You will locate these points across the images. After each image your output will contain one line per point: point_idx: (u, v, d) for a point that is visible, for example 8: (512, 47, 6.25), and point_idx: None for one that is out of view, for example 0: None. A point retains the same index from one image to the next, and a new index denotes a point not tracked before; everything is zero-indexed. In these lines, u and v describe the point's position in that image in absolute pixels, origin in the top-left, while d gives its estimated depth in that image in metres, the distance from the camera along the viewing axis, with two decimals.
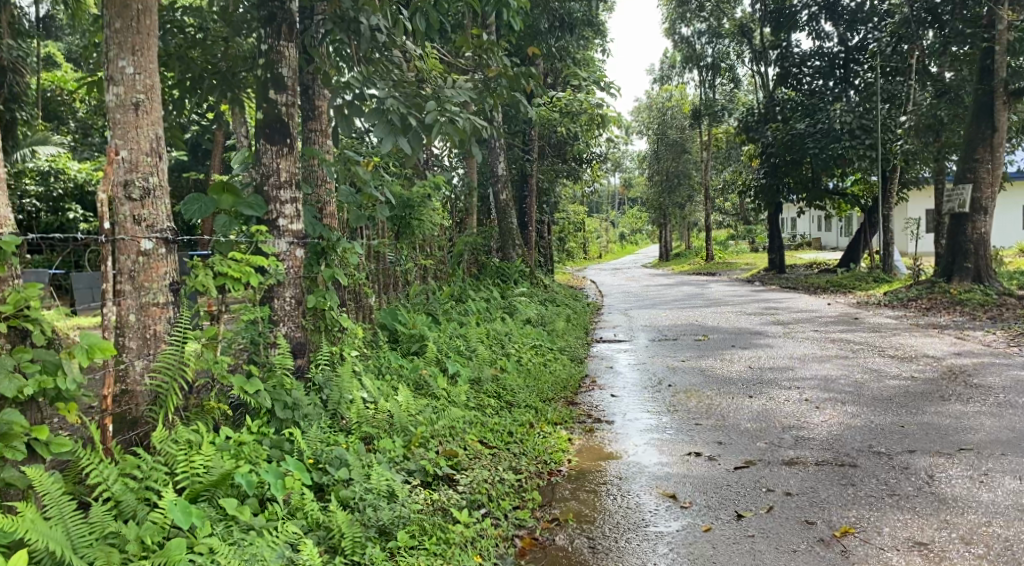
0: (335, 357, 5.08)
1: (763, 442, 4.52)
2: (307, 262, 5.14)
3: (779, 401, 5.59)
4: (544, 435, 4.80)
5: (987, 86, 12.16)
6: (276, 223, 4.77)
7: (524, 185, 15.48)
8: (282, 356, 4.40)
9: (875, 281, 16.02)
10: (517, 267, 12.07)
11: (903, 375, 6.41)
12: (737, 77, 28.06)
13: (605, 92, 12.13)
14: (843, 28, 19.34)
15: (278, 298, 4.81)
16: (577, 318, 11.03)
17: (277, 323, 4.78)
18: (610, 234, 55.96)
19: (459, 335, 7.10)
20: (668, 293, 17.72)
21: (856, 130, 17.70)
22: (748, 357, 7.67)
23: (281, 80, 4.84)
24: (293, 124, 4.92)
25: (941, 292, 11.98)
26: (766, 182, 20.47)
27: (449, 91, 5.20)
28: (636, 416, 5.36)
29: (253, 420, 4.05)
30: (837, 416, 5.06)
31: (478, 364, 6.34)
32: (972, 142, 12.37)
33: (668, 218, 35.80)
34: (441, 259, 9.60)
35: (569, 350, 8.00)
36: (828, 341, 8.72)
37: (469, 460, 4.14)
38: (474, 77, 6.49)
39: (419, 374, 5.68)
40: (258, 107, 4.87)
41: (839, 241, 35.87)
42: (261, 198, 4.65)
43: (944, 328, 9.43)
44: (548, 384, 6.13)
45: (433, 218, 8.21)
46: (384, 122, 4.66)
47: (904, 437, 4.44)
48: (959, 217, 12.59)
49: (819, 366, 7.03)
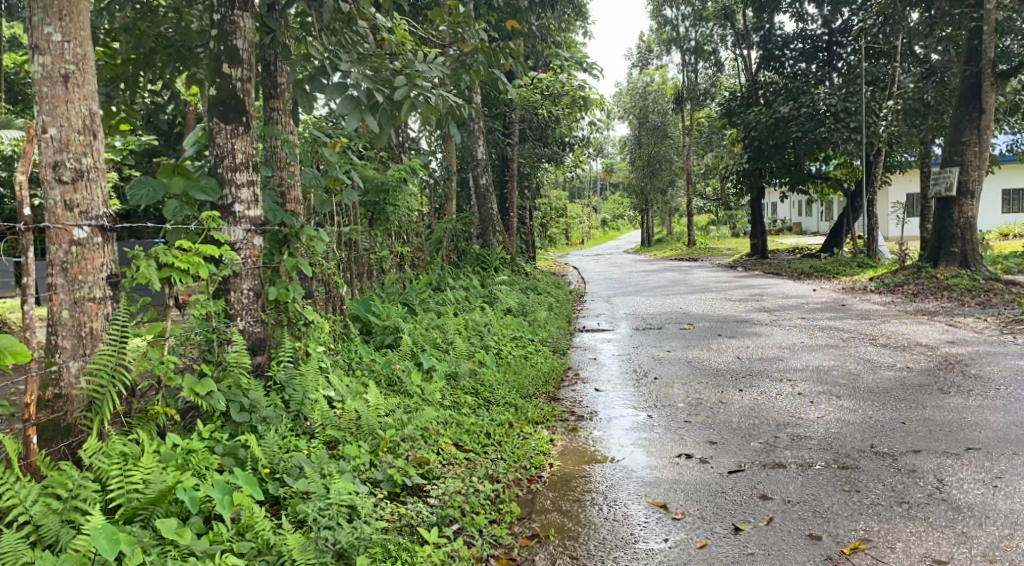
0: (299, 354, 4.76)
1: (758, 442, 4.24)
2: (267, 251, 4.77)
3: (770, 395, 5.31)
4: (523, 436, 4.49)
5: (974, 67, 11.95)
6: (231, 210, 4.38)
7: (505, 169, 15.08)
8: (238, 353, 4.03)
9: (860, 267, 15.87)
10: (497, 254, 11.71)
11: (897, 365, 6.18)
12: (721, 61, 27.76)
13: (588, 73, 11.76)
14: (827, 10, 19.05)
15: (234, 291, 4.41)
16: (559, 306, 10.73)
17: (233, 317, 4.40)
18: (592, 219, 55.78)
19: (436, 326, 6.76)
20: (651, 279, 17.46)
21: (839, 112, 17.38)
22: (736, 347, 7.39)
23: (236, 53, 4.40)
24: (250, 101, 4.48)
25: (928, 277, 11.83)
26: (750, 167, 20.22)
27: (421, 65, 4.80)
28: (621, 412, 5.06)
29: (205, 425, 3.72)
30: (833, 411, 4.81)
31: (455, 358, 6.00)
32: (959, 125, 12.17)
33: (650, 203, 35.58)
34: (419, 246, 9.23)
35: (551, 341, 7.69)
36: (817, 329, 8.47)
37: (442, 467, 3.82)
38: (449, 53, 6.10)
39: (391, 369, 5.35)
40: (211, 82, 4.44)
41: (820, 226, 35.98)
42: (215, 181, 4.25)
43: (934, 315, 9.25)
44: (529, 379, 5.81)
45: (409, 204, 8.06)
46: (348, 99, 4.25)
47: (906, 435, 4.19)
48: (946, 200, 12.42)
49: (810, 356, 6.77)
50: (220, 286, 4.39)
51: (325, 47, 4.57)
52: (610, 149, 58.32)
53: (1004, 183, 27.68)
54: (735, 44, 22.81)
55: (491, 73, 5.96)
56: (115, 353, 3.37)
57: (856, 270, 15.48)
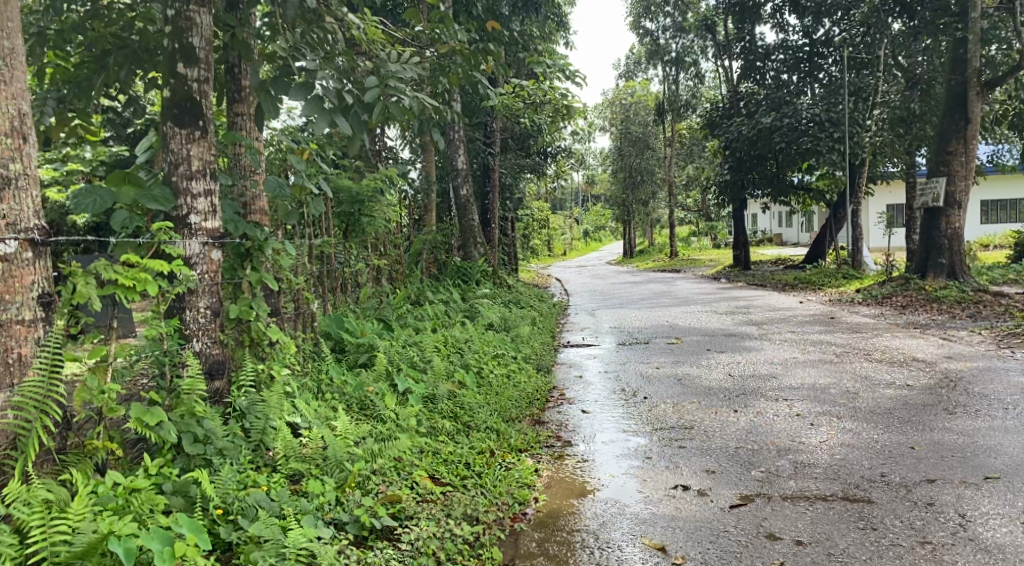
0: (263, 378, 4.41)
1: (758, 471, 3.94)
2: (228, 266, 4.39)
3: (767, 417, 5.02)
4: (505, 466, 4.15)
5: (960, 76, 11.85)
6: (187, 221, 4.01)
7: (486, 179, 14.80)
8: (193, 377, 3.65)
9: (845, 278, 15.73)
10: (479, 266, 11.38)
11: (898, 382, 5.92)
12: (702, 72, 27.75)
13: (571, 81, 11.50)
14: (808, 21, 19.05)
15: (190, 309, 4.04)
16: (543, 321, 10.41)
17: (186, 339, 4.02)
18: (573, 230, 55.76)
19: (413, 343, 6.41)
20: (636, 291, 17.18)
21: (823, 122, 17.37)
22: (726, 364, 7.10)
23: (192, 52, 4.00)
24: (208, 104, 4.09)
25: (917, 289, 11.67)
26: (732, 178, 20.09)
27: (394, 66, 4.42)
28: (611, 436, 4.75)
29: (152, 460, 3.34)
30: (837, 434, 4.53)
31: (433, 377, 5.64)
32: (945, 134, 12.06)
33: (632, 215, 35.55)
34: (397, 259, 8.88)
35: (534, 358, 7.36)
36: (809, 343, 8.23)
37: (416, 505, 3.49)
38: (426, 56, 5.76)
39: (363, 393, 5.01)
40: (164, 83, 4.04)
41: (800, 237, 36.11)
42: (169, 191, 3.89)
43: (926, 328, 9.06)
44: (511, 401, 5.47)
45: (387, 215, 7.71)
46: (315, 100, 3.84)
47: (918, 462, 3.94)
48: (933, 211, 12.28)
49: (805, 372, 6.50)
50: (174, 304, 4.02)
51: (289, 45, 4.19)
52: (592, 160, 58.51)
53: (983, 194, 27.87)
54: (717, 55, 22.76)
55: (470, 76, 5.62)
56: (46, 382, 2.97)
57: (842, 281, 15.35)
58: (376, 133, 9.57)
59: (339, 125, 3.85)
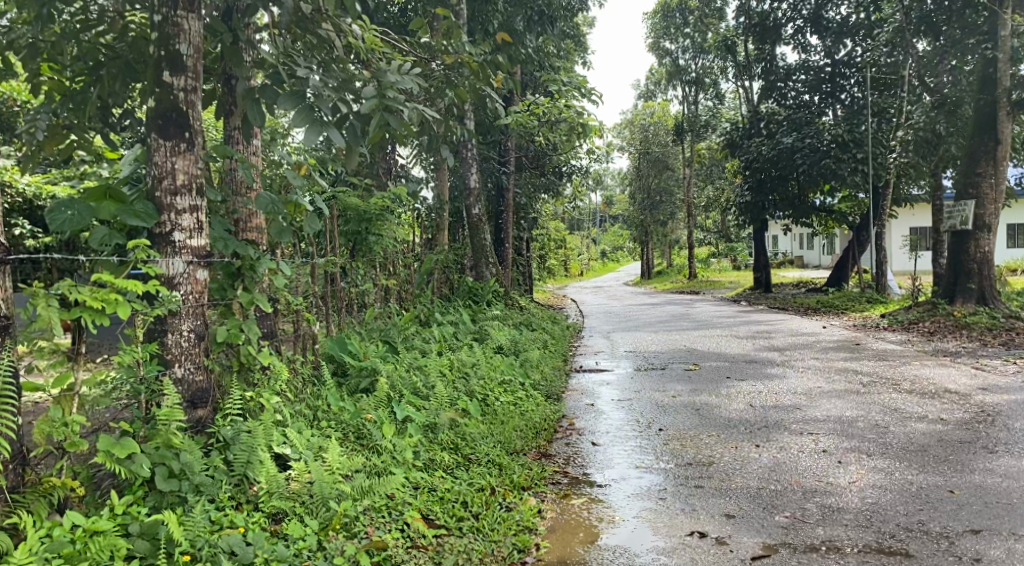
0: (250, 406, 4.15)
1: (781, 516, 3.60)
2: (217, 286, 4.14)
3: (791, 453, 4.67)
4: (505, 507, 3.87)
5: (989, 96, 11.47)
6: (170, 238, 3.78)
7: (501, 199, 14.59)
8: (171, 405, 3.40)
9: (869, 302, 15.25)
10: (491, 286, 11.11)
11: (931, 415, 5.53)
12: (721, 93, 27.51)
13: (586, 99, 11.29)
14: (830, 41, 18.75)
15: (172, 332, 3.78)
16: (556, 344, 10.08)
17: (168, 364, 3.78)
18: (591, 250, 55.40)
19: (417, 368, 6.13)
20: (652, 313, 16.80)
21: (845, 143, 17.12)
22: (748, 393, 6.72)
23: (179, 59, 3.78)
24: (196, 115, 3.87)
25: (945, 314, 11.22)
26: (752, 200, 19.72)
27: (394, 76, 4.11)
28: (623, 472, 4.43)
29: (118, 498, 3.07)
30: (867, 473, 4.17)
31: (436, 404, 5.34)
32: (974, 155, 11.67)
33: (650, 235, 35.21)
34: (406, 279, 8.63)
35: (545, 384, 7.04)
36: (833, 371, 7.85)
37: (404, 553, 3.26)
38: (433, 69, 5.54)
39: (359, 421, 4.74)
40: (150, 93, 3.82)
41: (821, 259, 35.55)
42: (151, 206, 3.67)
43: (958, 356, 8.63)
44: (516, 431, 5.15)
45: (395, 234, 7.49)
46: (305, 109, 3.56)
47: (959, 509, 3.57)
48: (961, 234, 11.85)
49: (831, 403, 6.12)
50: (155, 327, 3.78)
51: (280, 52, 3.95)
52: (610, 181, 58.35)
53: (1010, 217, 27.24)
54: (736, 76, 22.52)
55: (477, 88, 5.34)
56: None
57: (866, 306, 14.88)
58: (388, 151, 9.37)
59: (329, 138, 3.56)
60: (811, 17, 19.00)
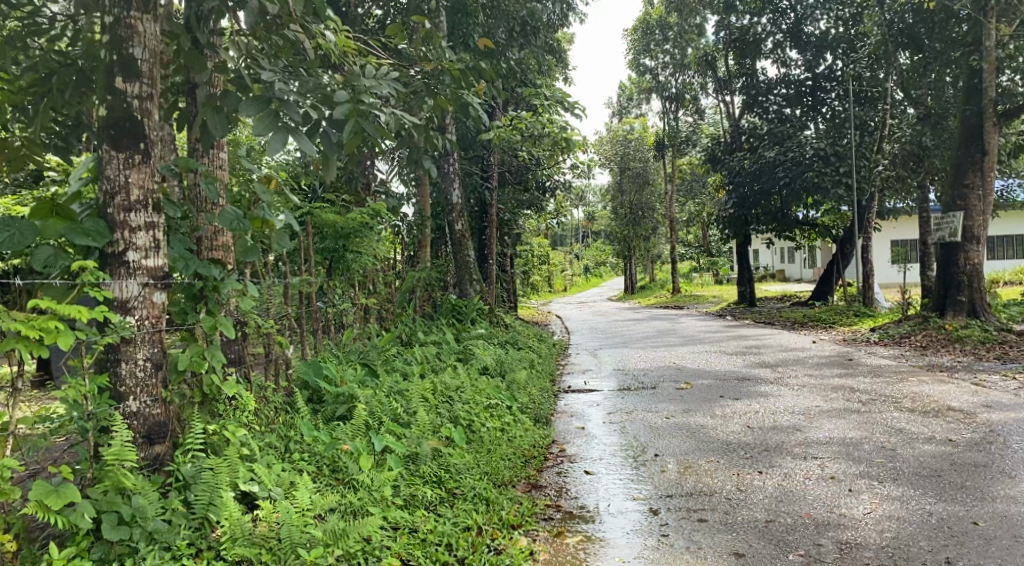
0: (213, 440, 3.81)
1: (794, 555, 3.33)
2: (178, 310, 3.81)
3: (797, 480, 4.39)
4: (493, 549, 3.56)
5: (975, 107, 11.39)
6: (124, 259, 3.44)
7: (484, 214, 14.28)
8: (119, 446, 3.06)
9: (857, 316, 15.10)
10: (475, 304, 10.80)
11: (939, 436, 5.29)
12: (702, 108, 27.48)
13: (570, 112, 11.05)
14: (810, 54, 18.76)
15: (126, 362, 3.43)
16: (542, 363, 9.76)
17: (121, 397, 3.42)
18: (574, 265, 55.21)
19: (398, 393, 5.79)
20: (638, 329, 16.55)
21: (828, 156, 17.10)
22: (744, 413, 6.43)
23: (132, 64, 3.45)
24: (152, 124, 3.54)
25: (936, 327, 11.08)
26: (736, 214, 19.59)
27: (368, 81, 3.81)
28: (621, 505, 4.12)
29: (56, 551, 2.73)
30: (881, 502, 3.90)
31: (417, 432, 4.99)
32: (961, 167, 11.60)
33: (633, 250, 35.11)
34: (386, 298, 8.29)
35: (532, 407, 6.71)
36: (830, 388, 7.59)
37: None
38: (413, 79, 5.28)
39: (335, 453, 4.39)
40: (101, 101, 3.48)
41: (805, 272, 35.71)
42: (104, 225, 3.36)
43: (954, 371, 8.44)
44: (504, 461, 4.83)
45: (375, 251, 7.16)
46: (269, 116, 3.22)
47: (987, 545, 3.32)
48: (950, 246, 11.72)
49: (832, 423, 5.86)
50: (107, 357, 3.43)
51: (245, 54, 3.64)
52: (592, 196, 58.37)
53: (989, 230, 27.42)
54: (717, 90, 22.51)
55: (459, 95, 5.06)
56: None
57: (854, 320, 14.72)
58: (366, 166, 9.04)
59: (297, 147, 3.25)
60: (790, 31, 19.02)
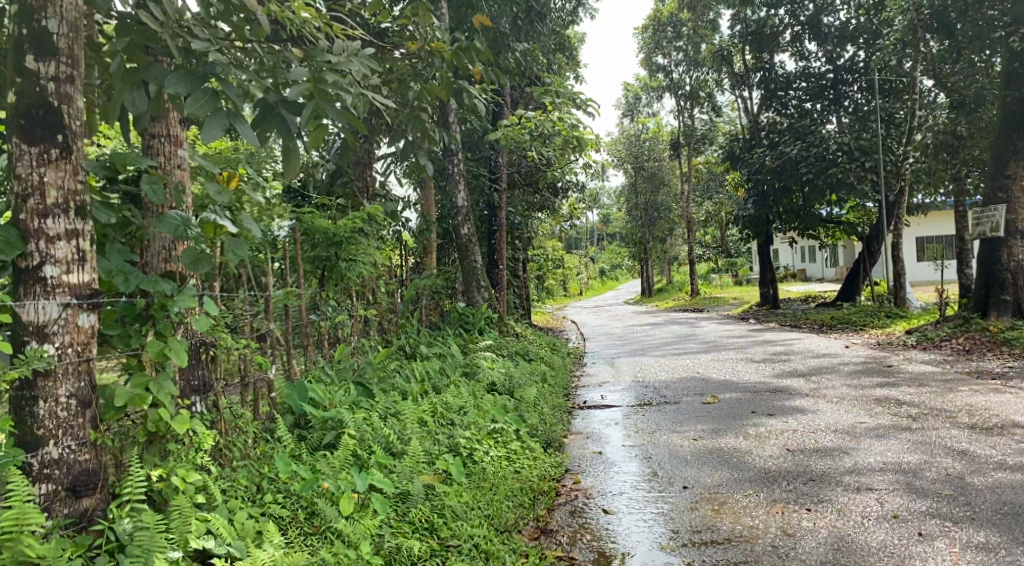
0: (160, 488, 3.21)
1: None
2: (120, 334, 3.23)
3: (854, 520, 3.71)
4: None
5: (1015, 92, 10.63)
6: (40, 274, 2.83)
7: (493, 218, 13.62)
8: (21, 508, 2.54)
9: (889, 318, 14.25)
10: (483, 313, 10.13)
11: (1013, 461, 4.57)
12: (718, 105, 26.67)
13: (582, 109, 10.40)
14: (830, 46, 18.02)
15: (45, 400, 2.84)
16: (555, 376, 9.07)
17: (38, 443, 2.83)
18: (589, 270, 54.39)
19: (392, 417, 5.14)
20: (659, 334, 15.80)
21: (852, 150, 16.34)
22: (781, 433, 5.73)
23: (46, 39, 2.86)
24: (75, 113, 2.95)
25: (979, 330, 10.29)
26: (756, 213, 18.76)
27: (333, 57, 3.25)
28: (647, 557, 3.47)
29: None
30: (961, 554, 3.22)
31: (410, 466, 4.34)
32: (1001, 156, 10.83)
33: (649, 253, 34.29)
34: (388, 308, 7.65)
35: (543, 430, 6.03)
36: (874, 401, 6.87)
37: None
38: (402, 65, 4.70)
39: (314, 493, 3.77)
40: (10, 86, 2.89)
41: (827, 272, 34.85)
42: (13, 233, 2.77)
43: (1008, 378, 7.67)
44: (508, 501, 4.18)
45: (372, 260, 6.54)
46: (204, 94, 2.66)
47: None
48: (992, 241, 10.93)
49: (885, 445, 5.15)
50: (22, 395, 2.83)
51: (185, 24, 3.05)
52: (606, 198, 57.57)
53: None
54: (734, 86, 21.72)
55: (451, 82, 4.47)
56: None
57: (887, 321, 13.89)
58: (363, 166, 8.42)
59: (240, 134, 2.69)
60: (809, 23, 18.24)
